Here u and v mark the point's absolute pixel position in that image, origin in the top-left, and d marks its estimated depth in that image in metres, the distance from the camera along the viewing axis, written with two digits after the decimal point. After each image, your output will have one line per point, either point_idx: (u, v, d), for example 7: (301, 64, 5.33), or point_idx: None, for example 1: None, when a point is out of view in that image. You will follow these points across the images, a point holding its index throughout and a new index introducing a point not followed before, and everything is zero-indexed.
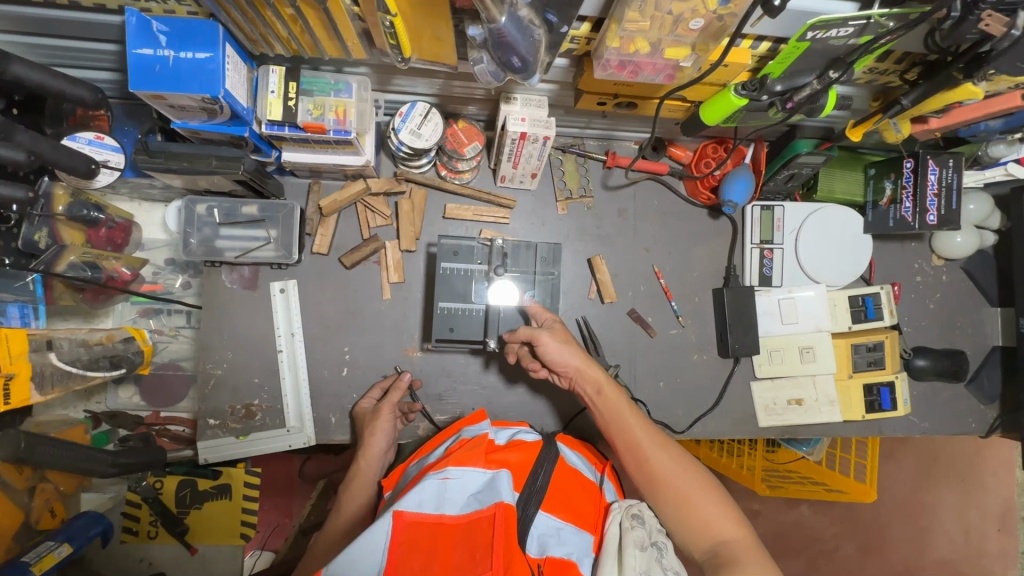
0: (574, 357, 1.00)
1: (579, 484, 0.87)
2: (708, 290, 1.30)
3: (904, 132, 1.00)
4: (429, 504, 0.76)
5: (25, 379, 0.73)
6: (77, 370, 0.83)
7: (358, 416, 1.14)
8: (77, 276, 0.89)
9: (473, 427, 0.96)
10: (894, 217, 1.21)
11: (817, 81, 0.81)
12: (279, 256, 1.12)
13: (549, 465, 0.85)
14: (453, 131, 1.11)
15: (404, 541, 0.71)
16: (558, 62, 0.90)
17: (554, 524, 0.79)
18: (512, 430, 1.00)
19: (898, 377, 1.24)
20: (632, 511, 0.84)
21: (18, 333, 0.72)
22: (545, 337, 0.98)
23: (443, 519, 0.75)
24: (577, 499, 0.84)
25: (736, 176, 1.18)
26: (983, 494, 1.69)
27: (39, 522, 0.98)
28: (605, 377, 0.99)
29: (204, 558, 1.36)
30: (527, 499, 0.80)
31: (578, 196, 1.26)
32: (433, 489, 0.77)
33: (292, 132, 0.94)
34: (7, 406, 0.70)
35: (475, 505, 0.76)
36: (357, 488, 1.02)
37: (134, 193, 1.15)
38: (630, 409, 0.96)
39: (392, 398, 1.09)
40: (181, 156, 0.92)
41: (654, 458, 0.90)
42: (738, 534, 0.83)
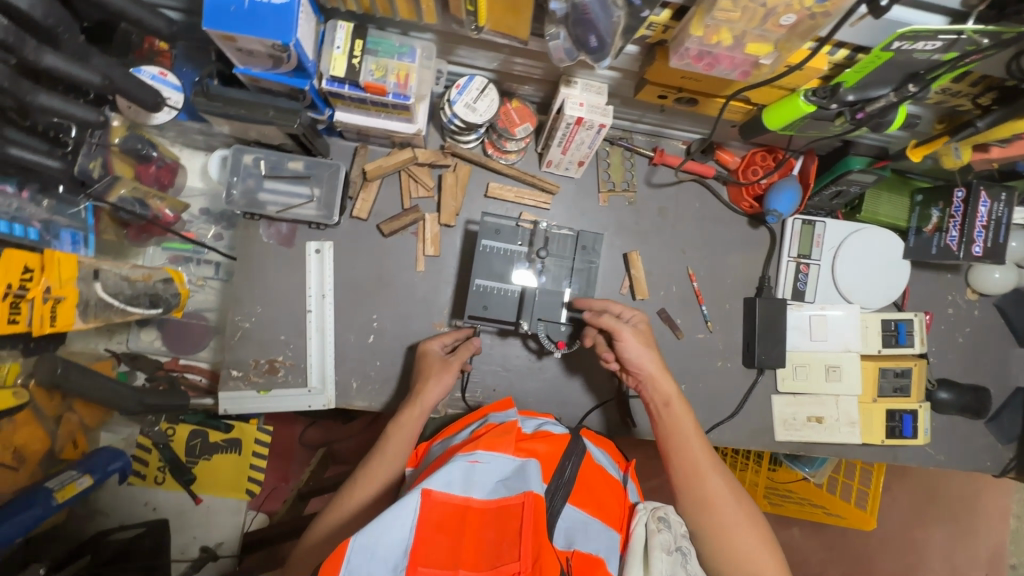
0: (652, 362, 1.01)
1: (605, 480, 0.89)
2: (739, 298, 1.30)
3: (964, 159, 1.00)
4: (458, 485, 0.75)
5: (72, 305, 0.75)
6: (118, 304, 0.83)
7: (419, 353, 1.09)
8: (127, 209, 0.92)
9: (500, 413, 0.97)
10: (938, 245, 1.19)
11: (895, 94, 0.81)
12: (319, 216, 1.10)
13: (577, 457, 0.86)
14: (506, 110, 1.11)
15: (431, 519, 0.71)
16: (629, 49, 0.88)
17: (581, 517, 0.80)
18: (539, 421, 1.01)
19: (921, 406, 1.24)
20: (659, 513, 0.85)
21: (69, 258, 0.74)
22: (628, 335, 1.00)
23: (470, 503, 0.75)
24: (602, 495, 0.86)
25: (783, 187, 1.17)
26: (974, 539, 1.64)
27: (62, 452, 0.98)
28: (675, 392, 1.00)
29: (209, 509, 1.36)
30: (555, 491, 0.80)
31: (622, 189, 1.25)
32: (462, 470, 0.77)
33: (352, 91, 0.93)
34: (52, 328, 0.72)
35: (503, 491, 0.76)
36: (403, 429, 0.99)
37: (180, 137, 1.15)
38: (694, 430, 0.97)
39: (463, 356, 1.08)
40: (239, 102, 0.92)
41: (708, 482, 0.91)
42: (773, 572, 0.85)
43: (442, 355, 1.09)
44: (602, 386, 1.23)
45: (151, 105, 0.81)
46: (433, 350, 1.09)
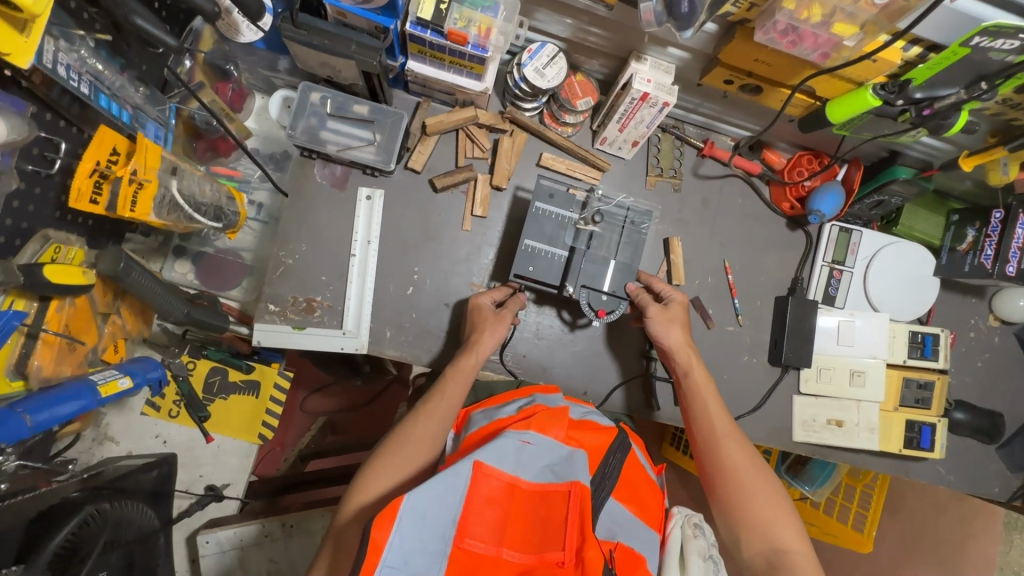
0: (675, 334, 1.05)
1: (644, 480, 0.93)
2: (771, 297, 1.32)
3: (1011, 175, 1.02)
4: (509, 463, 0.79)
5: (152, 193, 0.79)
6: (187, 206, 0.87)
7: (471, 307, 1.11)
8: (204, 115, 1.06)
9: (548, 397, 1.00)
10: (972, 263, 1.22)
11: (964, 92, 0.84)
12: (378, 160, 1.12)
13: (622, 453, 0.90)
14: (570, 83, 1.14)
15: (482, 494, 0.76)
16: (708, 26, 0.91)
17: (622, 513, 0.84)
18: (585, 409, 1.04)
19: (940, 421, 1.25)
20: (694, 520, 0.90)
21: (156, 148, 0.79)
22: (655, 308, 1.06)
23: (518, 483, 0.79)
24: (642, 494, 0.90)
25: (828, 189, 1.20)
26: None
27: (105, 352, 0.97)
28: (697, 361, 1.03)
29: (219, 448, 1.34)
30: (601, 484, 0.84)
31: (669, 175, 1.27)
32: (514, 449, 0.81)
33: (433, 36, 0.95)
34: (133, 212, 0.76)
35: (550, 476, 0.81)
36: (460, 376, 1.02)
37: (248, 72, 1.17)
38: (714, 398, 0.99)
39: (514, 309, 1.11)
40: (323, 33, 0.94)
41: (727, 450, 0.93)
42: (795, 543, 0.84)
43: (494, 309, 1.11)
44: (629, 365, 1.24)
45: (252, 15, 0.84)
46: (485, 304, 1.12)
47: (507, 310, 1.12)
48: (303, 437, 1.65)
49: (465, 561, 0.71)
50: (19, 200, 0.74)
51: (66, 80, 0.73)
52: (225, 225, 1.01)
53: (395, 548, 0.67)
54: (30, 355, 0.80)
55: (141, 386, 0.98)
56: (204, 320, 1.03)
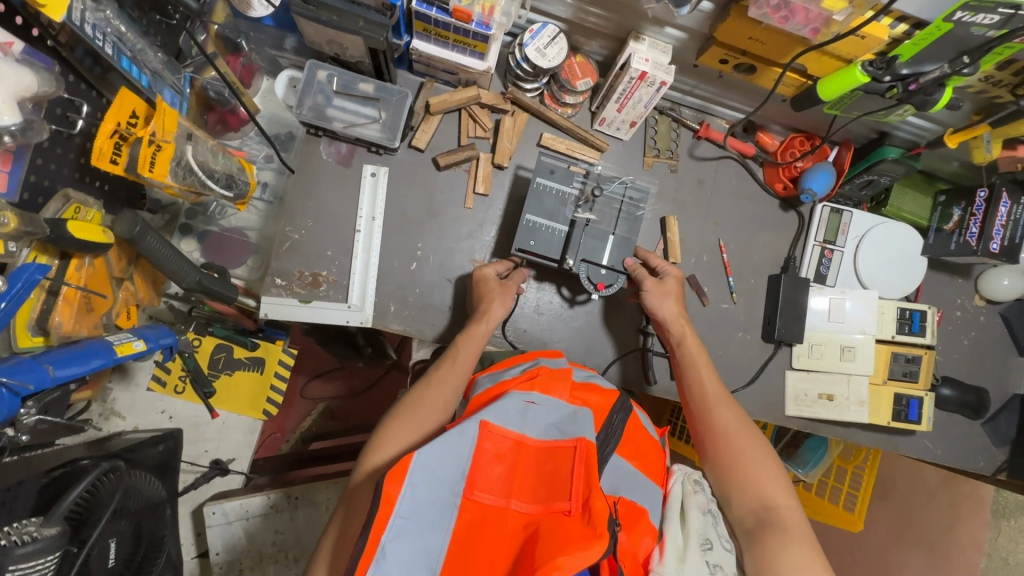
0: (669, 306, 1.07)
1: (647, 440, 0.95)
2: (764, 276, 1.35)
3: (994, 153, 1.07)
4: (515, 423, 0.82)
5: (169, 156, 0.81)
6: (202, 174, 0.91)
7: (476, 278, 1.14)
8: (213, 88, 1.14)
9: (552, 360, 1.02)
10: (957, 241, 1.26)
11: (947, 65, 0.87)
12: (382, 137, 1.14)
13: (625, 413, 0.92)
14: (570, 63, 1.19)
15: (489, 451, 0.79)
16: (704, 5, 0.95)
17: (626, 468, 0.87)
18: (587, 373, 1.06)
19: (927, 394, 1.29)
20: (694, 477, 0.93)
21: (173, 113, 0.81)
22: (650, 281, 1.09)
23: (525, 440, 0.82)
24: (645, 452, 0.93)
25: (820, 168, 1.24)
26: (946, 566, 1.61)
27: (117, 318, 0.99)
28: (690, 332, 1.05)
29: (224, 424, 1.36)
30: (606, 441, 0.88)
31: (666, 156, 1.31)
32: (518, 409, 0.84)
33: (438, 14, 0.99)
34: (150, 172, 0.78)
35: (556, 434, 0.83)
36: (471, 343, 1.06)
37: (255, 50, 1.19)
38: (706, 367, 1.02)
39: (518, 281, 1.15)
40: (332, 10, 0.97)
41: (719, 414, 0.96)
42: (785, 501, 0.86)
43: (499, 279, 1.15)
44: (628, 341, 1.27)
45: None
46: (490, 275, 1.14)
47: (512, 280, 1.16)
48: (304, 421, 1.70)
49: (475, 512, 0.74)
50: (41, 158, 0.79)
51: (93, 38, 0.76)
52: (237, 195, 1.03)
53: (407, 501, 0.70)
54: (50, 311, 0.83)
55: (154, 350, 1.00)
56: (214, 290, 1.04)
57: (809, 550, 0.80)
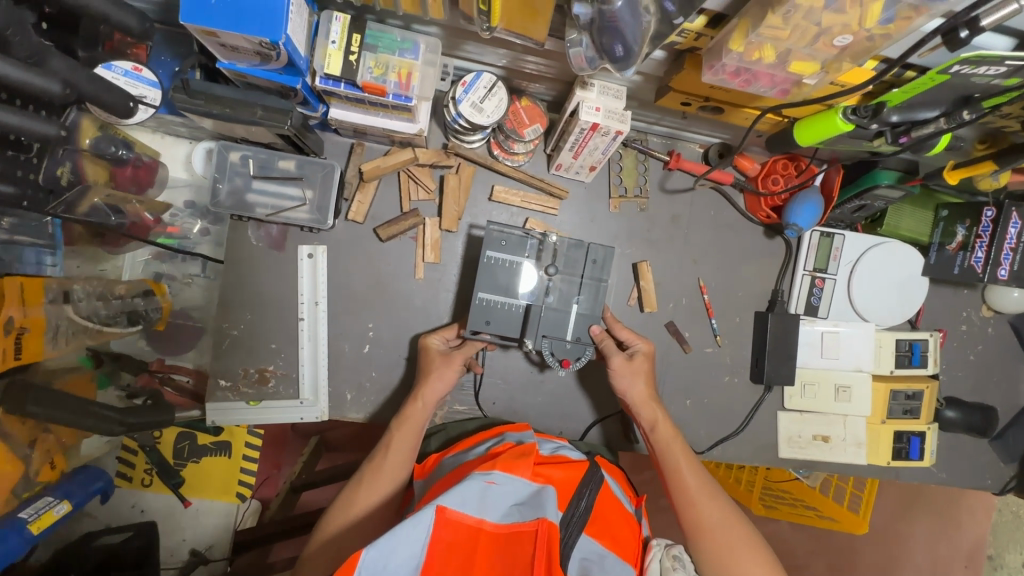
0: (638, 388, 1.02)
1: (620, 513, 0.86)
2: (750, 312, 1.25)
3: (1001, 182, 0.94)
4: (472, 505, 0.70)
5: (38, 334, 0.81)
6: (92, 325, 0.96)
7: (421, 347, 1.06)
8: (97, 219, 0.87)
9: (518, 433, 0.95)
10: (961, 265, 1.15)
11: (944, 120, 0.73)
12: (312, 220, 1.03)
13: (592, 488, 0.83)
14: (515, 109, 1.03)
15: (444, 539, 0.66)
16: (656, 54, 0.80)
17: (597, 550, 0.76)
18: (557, 444, 0.99)
19: (929, 428, 1.21)
20: (673, 551, 0.84)
21: (35, 284, 0.81)
22: (619, 359, 1.02)
23: (483, 525, 0.69)
24: (617, 526, 0.83)
25: (805, 199, 1.11)
26: (956, 532, 1.70)
27: (38, 475, 0.89)
28: (660, 415, 1.01)
29: (198, 511, 1.33)
30: (570, 521, 0.77)
31: (634, 195, 1.18)
32: (478, 490, 0.72)
33: (348, 90, 0.84)
34: (19, 359, 0.78)
35: (517, 516, 0.71)
36: (407, 429, 0.96)
37: (161, 127, 1.05)
38: (683, 451, 0.96)
39: (468, 350, 1.04)
40: (223, 100, 0.83)
41: (703, 507, 0.90)
42: None
43: (445, 350, 1.05)
44: (605, 400, 1.19)
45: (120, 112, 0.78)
46: (435, 344, 1.06)
47: (461, 351, 1.05)
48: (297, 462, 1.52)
49: None
50: None
51: None
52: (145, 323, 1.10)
53: None
54: None
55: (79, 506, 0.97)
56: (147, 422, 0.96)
57: None
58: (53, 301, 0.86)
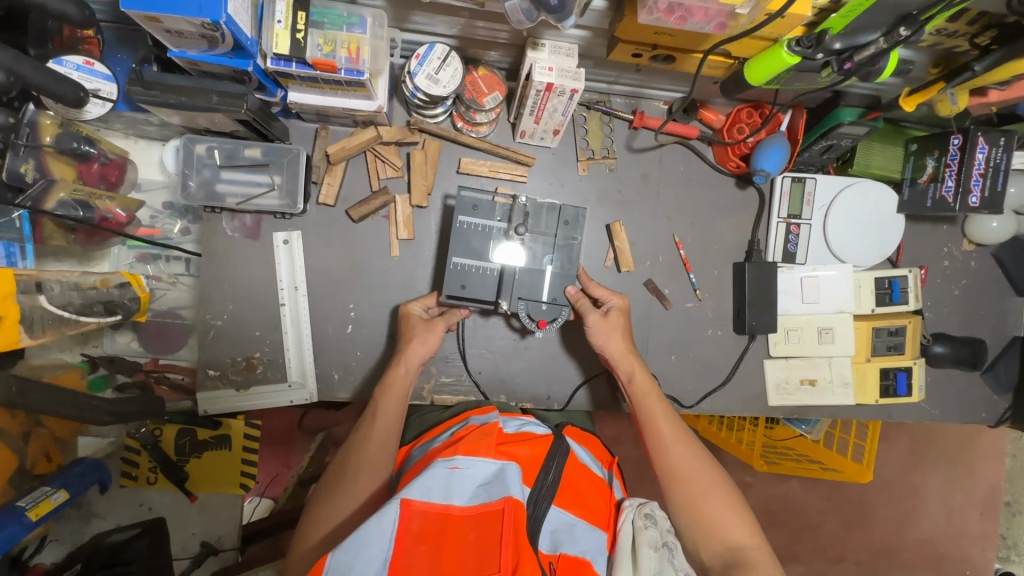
0: (615, 342, 1.04)
1: (589, 479, 0.87)
2: (728, 264, 1.25)
3: (960, 104, 0.93)
4: (437, 493, 0.71)
5: (13, 321, 0.73)
6: (69, 315, 0.86)
7: (402, 314, 1.08)
8: (67, 215, 0.90)
9: (482, 416, 0.93)
10: (933, 196, 1.14)
11: (884, 39, 0.73)
12: (283, 205, 1.06)
13: (561, 457, 0.84)
14: (473, 79, 1.03)
15: (411, 530, 0.68)
16: (596, 4, 0.81)
17: (568, 519, 0.77)
18: (522, 421, 0.98)
19: (915, 363, 1.22)
20: (645, 510, 0.84)
21: (4, 273, 0.72)
22: (592, 316, 1.04)
23: (450, 510, 0.71)
24: (587, 494, 0.84)
25: (770, 144, 1.10)
26: (967, 479, 1.91)
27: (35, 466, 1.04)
28: (638, 367, 1.02)
29: (203, 505, 1.35)
30: (538, 495, 0.77)
31: (601, 156, 1.19)
32: (441, 477, 0.73)
33: (300, 69, 0.86)
34: None
35: (483, 496, 0.72)
36: (392, 395, 0.95)
37: (130, 129, 1.06)
38: (659, 402, 0.98)
39: (451, 318, 1.05)
40: (179, 89, 0.85)
41: (676, 453, 0.91)
42: (748, 539, 0.82)
43: (425, 317, 1.07)
44: (590, 361, 1.20)
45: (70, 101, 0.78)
46: (416, 311, 1.08)
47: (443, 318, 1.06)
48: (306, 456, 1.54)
49: None
50: None
51: None
52: (125, 314, 1.01)
53: None
54: None
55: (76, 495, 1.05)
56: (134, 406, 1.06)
57: None
58: (24, 292, 0.76)
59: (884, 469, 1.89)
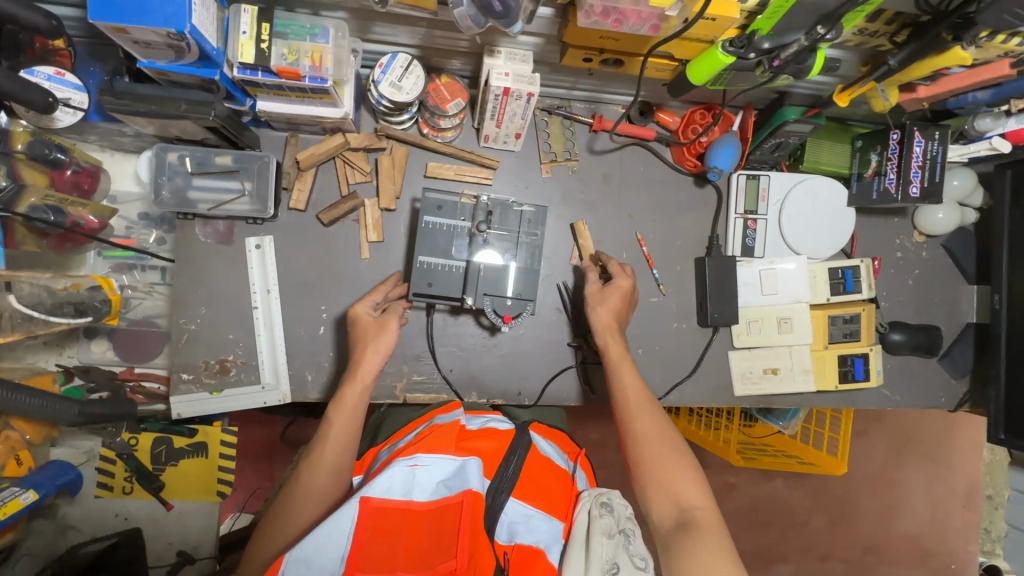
0: (601, 316, 1.09)
1: (552, 472, 0.88)
2: (690, 259, 1.30)
3: (892, 100, 0.98)
4: (398, 490, 0.74)
5: None
6: (39, 315, 0.91)
7: (350, 318, 1.05)
8: (38, 217, 0.92)
9: (446, 415, 0.92)
10: (878, 189, 1.21)
11: (805, 38, 0.79)
12: (254, 210, 1.09)
13: (522, 452, 0.85)
14: (436, 86, 1.08)
15: (371, 525, 0.70)
16: (543, 12, 0.87)
17: (525, 511, 0.80)
18: (486, 418, 0.99)
19: (871, 349, 1.27)
20: (602, 500, 0.84)
21: None
22: (595, 288, 1.14)
23: (411, 506, 0.73)
24: (550, 486, 0.86)
25: (724, 142, 1.16)
26: (946, 471, 1.95)
27: (5, 469, 1.06)
28: (618, 342, 1.07)
29: (180, 514, 1.35)
30: (498, 486, 0.80)
31: (564, 158, 1.24)
32: (402, 476, 0.75)
33: (266, 77, 0.90)
34: None
35: (444, 492, 0.74)
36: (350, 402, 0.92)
37: (104, 140, 1.09)
38: (632, 374, 1.02)
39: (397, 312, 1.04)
40: (149, 98, 0.89)
41: (641, 420, 0.94)
42: (700, 501, 0.83)
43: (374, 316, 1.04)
44: (559, 356, 1.24)
45: (40, 108, 0.83)
46: (363, 312, 1.05)
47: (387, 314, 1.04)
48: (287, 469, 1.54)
49: None
50: None
51: None
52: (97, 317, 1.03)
53: None
54: None
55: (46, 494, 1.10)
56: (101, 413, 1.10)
57: (723, 548, 0.76)
58: None
59: (864, 465, 1.92)
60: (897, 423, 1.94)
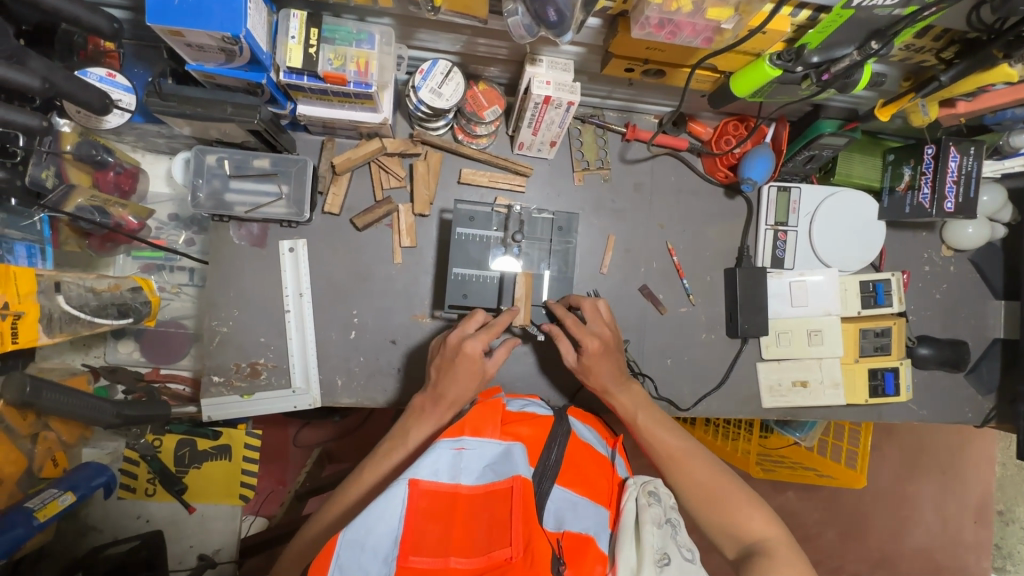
0: (607, 375, 1.03)
1: (591, 458, 0.88)
2: (720, 270, 1.30)
3: (932, 114, 0.98)
4: (445, 474, 0.74)
5: (33, 320, 0.79)
6: (86, 315, 0.90)
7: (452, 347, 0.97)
8: (85, 218, 0.94)
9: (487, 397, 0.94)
10: (911, 204, 1.20)
11: (857, 52, 0.80)
12: (290, 213, 1.09)
13: (561, 439, 0.85)
14: (473, 93, 1.08)
15: (421, 508, 0.70)
16: (592, 22, 0.88)
17: (570, 498, 0.79)
18: (524, 402, 1.00)
19: (902, 363, 1.27)
20: (648, 488, 0.84)
21: (26, 272, 0.79)
22: (574, 358, 1.04)
23: (458, 490, 0.73)
24: (591, 474, 0.85)
25: (757, 154, 1.15)
26: (959, 488, 1.93)
27: (41, 470, 1.06)
28: (631, 404, 1.03)
29: (203, 516, 1.34)
30: (542, 473, 0.80)
31: (596, 167, 1.24)
32: (448, 458, 0.75)
33: (312, 82, 0.91)
34: (16, 343, 0.76)
35: (491, 476, 0.75)
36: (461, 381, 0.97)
37: (140, 141, 1.09)
38: (661, 421, 1.00)
39: (501, 357, 0.99)
40: (195, 100, 0.89)
41: (687, 465, 0.93)
42: (763, 527, 0.84)
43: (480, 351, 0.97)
44: None
45: (98, 109, 0.83)
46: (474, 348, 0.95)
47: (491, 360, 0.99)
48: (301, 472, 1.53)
49: None
50: None
51: None
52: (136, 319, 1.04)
53: None
54: None
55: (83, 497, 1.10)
56: (137, 415, 1.10)
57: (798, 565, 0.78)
58: (43, 292, 0.82)
59: (880, 478, 1.91)
60: (915, 436, 1.94)
